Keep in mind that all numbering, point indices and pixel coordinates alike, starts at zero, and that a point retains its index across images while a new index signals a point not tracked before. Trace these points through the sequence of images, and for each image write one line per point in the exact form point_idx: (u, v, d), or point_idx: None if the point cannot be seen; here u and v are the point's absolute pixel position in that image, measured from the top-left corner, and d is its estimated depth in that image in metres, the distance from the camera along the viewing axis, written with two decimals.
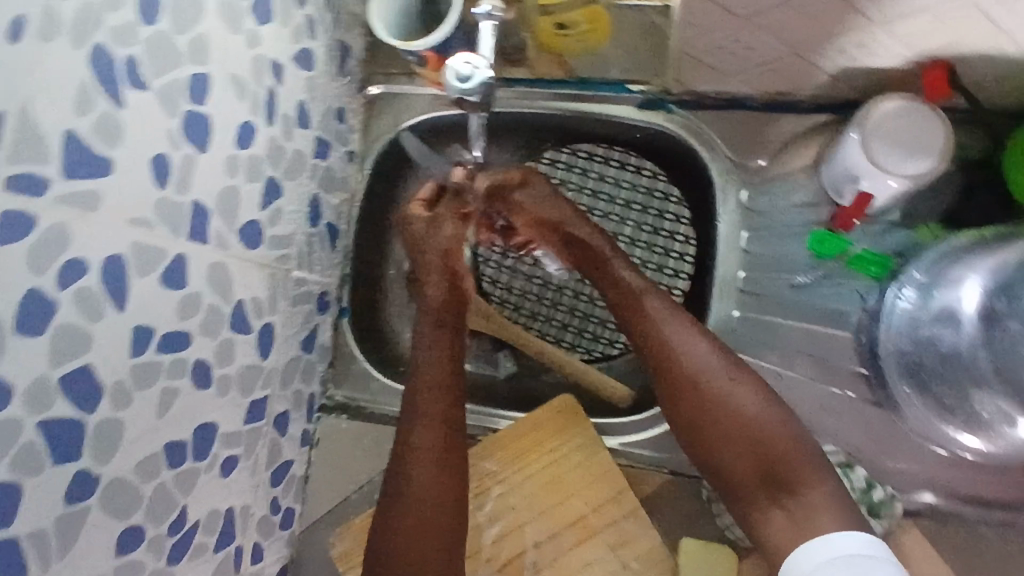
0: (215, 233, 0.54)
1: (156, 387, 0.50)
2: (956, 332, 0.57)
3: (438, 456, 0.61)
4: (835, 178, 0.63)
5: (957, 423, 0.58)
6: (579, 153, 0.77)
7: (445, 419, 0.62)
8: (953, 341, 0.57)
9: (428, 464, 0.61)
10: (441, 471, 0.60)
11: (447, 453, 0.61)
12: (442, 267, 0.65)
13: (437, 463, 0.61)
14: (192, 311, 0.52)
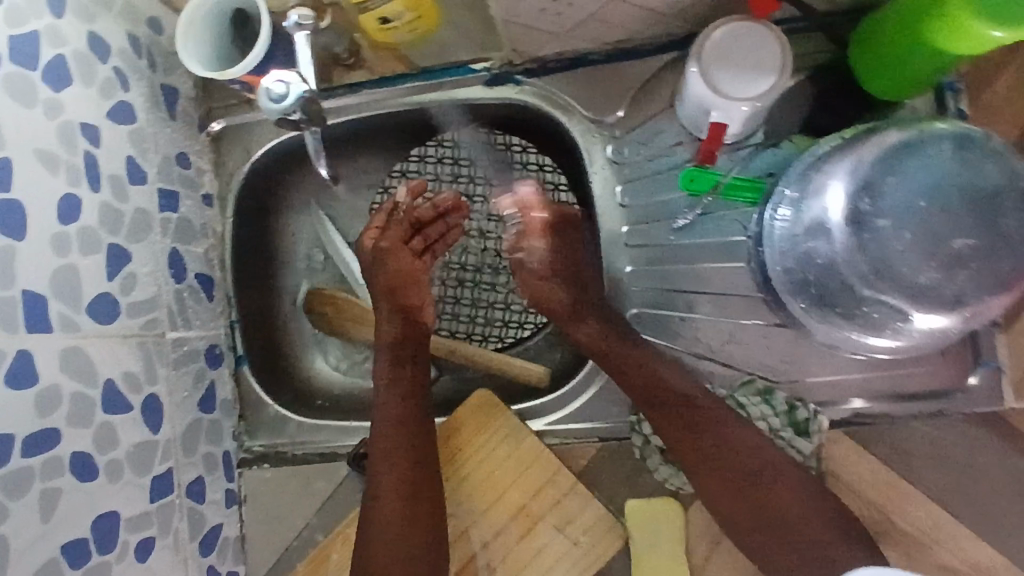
0: (60, 318, 0.51)
1: (31, 494, 0.47)
2: (829, 241, 0.54)
3: (406, 492, 0.59)
4: (692, 114, 0.63)
5: (852, 325, 0.56)
6: (446, 143, 0.75)
7: (411, 454, 0.61)
8: (827, 250, 0.54)
9: (397, 502, 0.59)
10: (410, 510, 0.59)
11: (416, 489, 0.60)
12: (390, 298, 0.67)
13: (406, 499, 0.59)
14: (54, 405, 0.49)
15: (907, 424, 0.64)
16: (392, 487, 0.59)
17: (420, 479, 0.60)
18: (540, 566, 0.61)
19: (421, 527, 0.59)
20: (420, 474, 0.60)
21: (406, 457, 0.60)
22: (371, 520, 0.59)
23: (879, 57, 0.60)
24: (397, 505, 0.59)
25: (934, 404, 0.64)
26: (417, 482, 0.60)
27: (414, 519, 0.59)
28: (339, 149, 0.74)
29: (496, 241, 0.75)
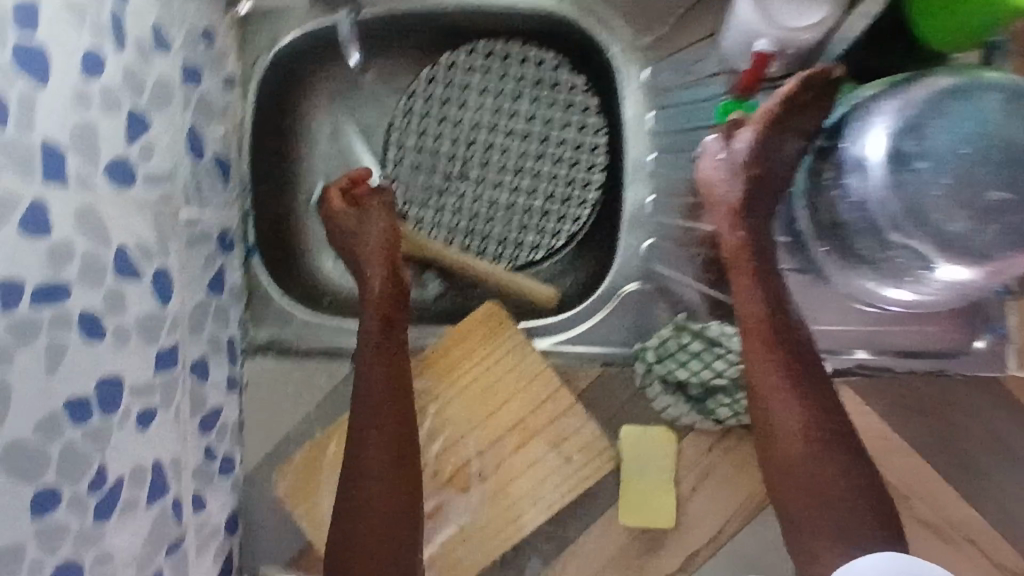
0: (77, 176, 0.50)
1: (39, 344, 0.47)
2: (863, 179, 0.53)
3: (391, 454, 0.60)
4: (733, 48, 0.60)
5: (873, 274, 0.58)
6: (478, 52, 0.73)
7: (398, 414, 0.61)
8: (860, 188, 0.54)
9: (383, 461, 0.59)
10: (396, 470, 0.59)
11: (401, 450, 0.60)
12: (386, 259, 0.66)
13: (391, 458, 0.59)
14: (66, 262, 0.49)
15: (903, 380, 0.65)
16: (378, 447, 0.59)
17: (405, 439, 0.60)
18: (530, 479, 0.63)
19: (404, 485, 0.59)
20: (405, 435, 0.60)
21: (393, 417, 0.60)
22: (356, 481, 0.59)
23: (944, 21, 0.58)
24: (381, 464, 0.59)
25: (935, 363, 0.64)
26: (404, 447, 0.60)
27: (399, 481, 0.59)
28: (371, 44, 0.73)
29: (518, 160, 0.74)
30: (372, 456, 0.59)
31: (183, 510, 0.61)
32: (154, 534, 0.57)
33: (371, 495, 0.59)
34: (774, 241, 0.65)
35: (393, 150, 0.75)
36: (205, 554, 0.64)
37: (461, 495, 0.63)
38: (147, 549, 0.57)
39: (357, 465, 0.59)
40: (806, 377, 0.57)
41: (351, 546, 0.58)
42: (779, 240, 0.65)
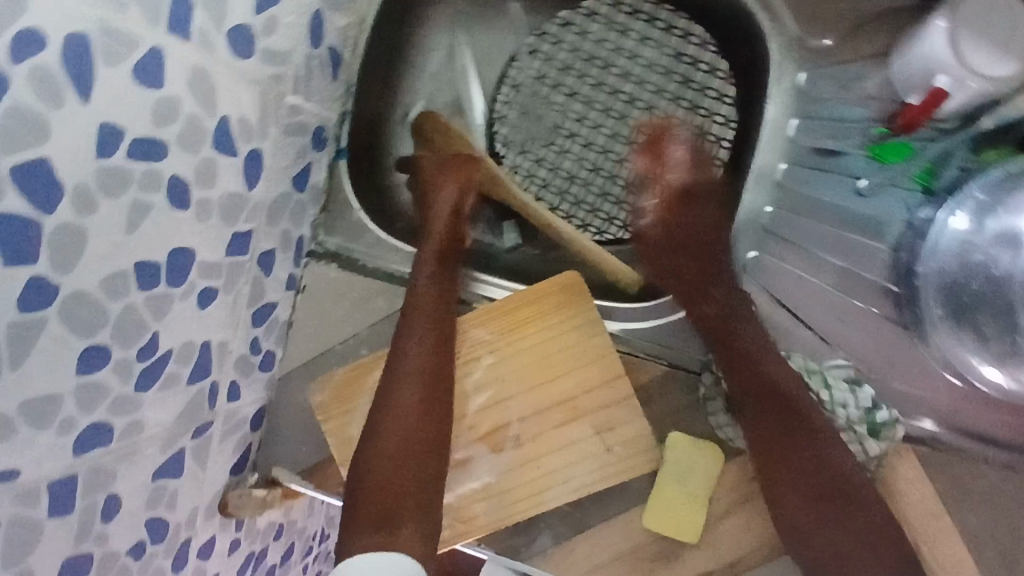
0: (200, 32, 0.47)
1: (125, 199, 0.44)
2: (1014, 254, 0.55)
3: (425, 388, 0.59)
4: (907, 73, 0.56)
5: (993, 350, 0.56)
6: (623, 8, 0.70)
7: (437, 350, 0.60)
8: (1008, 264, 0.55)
9: (416, 394, 0.59)
10: (427, 403, 0.59)
11: (434, 388, 0.59)
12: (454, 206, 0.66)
13: (425, 393, 0.59)
14: (170, 119, 0.46)
15: (982, 470, 0.60)
16: (414, 378, 0.59)
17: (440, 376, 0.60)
18: (565, 457, 0.61)
19: (433, 423, 0.58)
20: (441, 371, 0.60)
21: (433, 351, 0.60)
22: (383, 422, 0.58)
23: None
24: (415, 396, 0.58)
25: (1007, 456, 0.60)
26: (437, 392, 0.59)
27: (428, 419, 0.58)
28: None
29: (632, 131, 0.70)
30: (408, 384, 0.59)
31: (218, 397, 0.60)
32: (187, 413, 0.56)
33: (397, 430, 0.58)
34: (879, 286, 0.61)
35: (508, 87, 0.71)
36: (227, 444, 0.63)
37: (493, 454, 0.61)
38: (177, 427, 0.55)
39: (390, 395, 0.59)
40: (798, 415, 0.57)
41: (374, 478, 0.56)
42: (886, 287, 0.61)
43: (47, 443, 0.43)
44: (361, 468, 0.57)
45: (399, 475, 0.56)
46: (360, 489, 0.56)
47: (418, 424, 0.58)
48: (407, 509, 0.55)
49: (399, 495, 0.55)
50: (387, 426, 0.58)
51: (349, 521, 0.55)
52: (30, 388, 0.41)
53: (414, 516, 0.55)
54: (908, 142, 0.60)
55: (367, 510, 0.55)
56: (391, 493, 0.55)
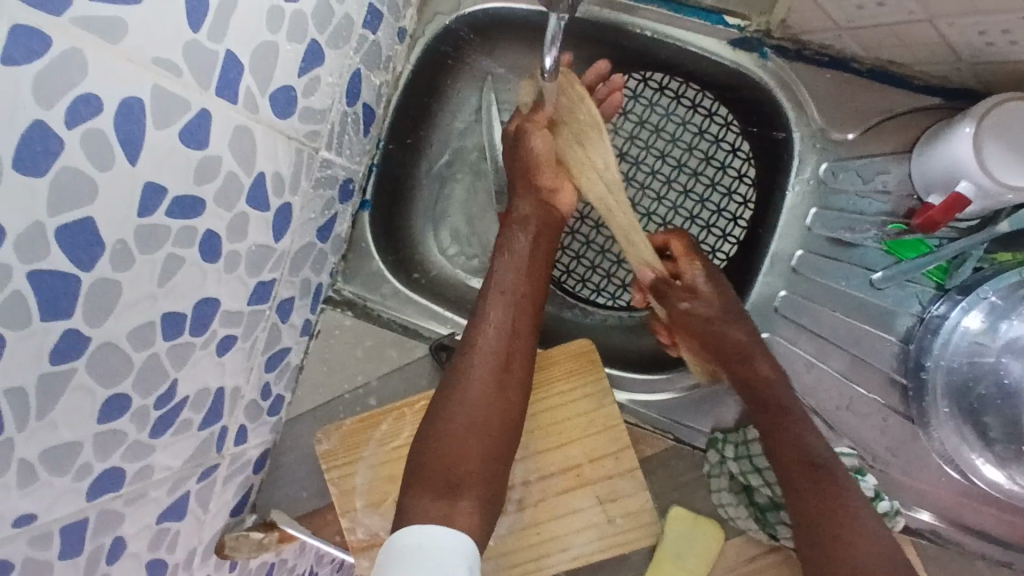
0: (246, 94, 0.48)
1: (161, 253, 0.45)
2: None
3: (498, 367, 0.59)
4: (930, 175, 0.58)
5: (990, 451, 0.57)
6: (650, 83, 0.70)
7: (513, 328, 0.60)
8: (1018, 373, 0.58)
9: (490, 370, 0.58)
10: (503, 377, 0.58)
11: (508, 367, 0.59)
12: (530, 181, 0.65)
13: (497, 370, 0.58)
14: (210, 177, 0.47)
15: (976, 566, 0.60)
16: (488, 353, 0.59)
17: (514, 357, 0.59)
18: (567, 524, 0.61)
19: (506, 402, 0.58)
20: (515, 353, 0.59)
21: (507, 330, 0.60)
22: (450, 394, 0.58)
23: None
24: (489, 374, 0.58)
25: (1006, 556, 0.60)
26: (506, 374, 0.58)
27: (500, 396, 0.58)
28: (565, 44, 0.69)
29: (650, 203, 0.71)
30: (481, 358, 0.59)
31: (226, 440, 0.60)
32: (196, 457, 0.56)
33: (466, 411, 0.57)
34: (888, 378, 0.61)
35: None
36: (230, 486, 0.63)
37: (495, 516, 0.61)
38: (185, 470, 0.55)
39: (464, 364, 0.59)
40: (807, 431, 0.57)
41: (438, 442, 0.56)
42: (894, 379, 0.61)
43: (62, 487, 0.44)
44: (428, 430, 0.57)
45: (466, 447, 0.56)
46: (425, 448, 0.56)
47: (483, 409, 0.57)
48: (472, 485, 0.55)
49: (465, 468, 0.55)
50: (462, 394, 0.58)
51: (408, 486, 0.55)
52: (52, 435, 0.42)
53: (475, 490, 0.55)
54: (924, 238, 0.60)
55: (432, 479, 0.55)
56: (455, 464, 0.55)
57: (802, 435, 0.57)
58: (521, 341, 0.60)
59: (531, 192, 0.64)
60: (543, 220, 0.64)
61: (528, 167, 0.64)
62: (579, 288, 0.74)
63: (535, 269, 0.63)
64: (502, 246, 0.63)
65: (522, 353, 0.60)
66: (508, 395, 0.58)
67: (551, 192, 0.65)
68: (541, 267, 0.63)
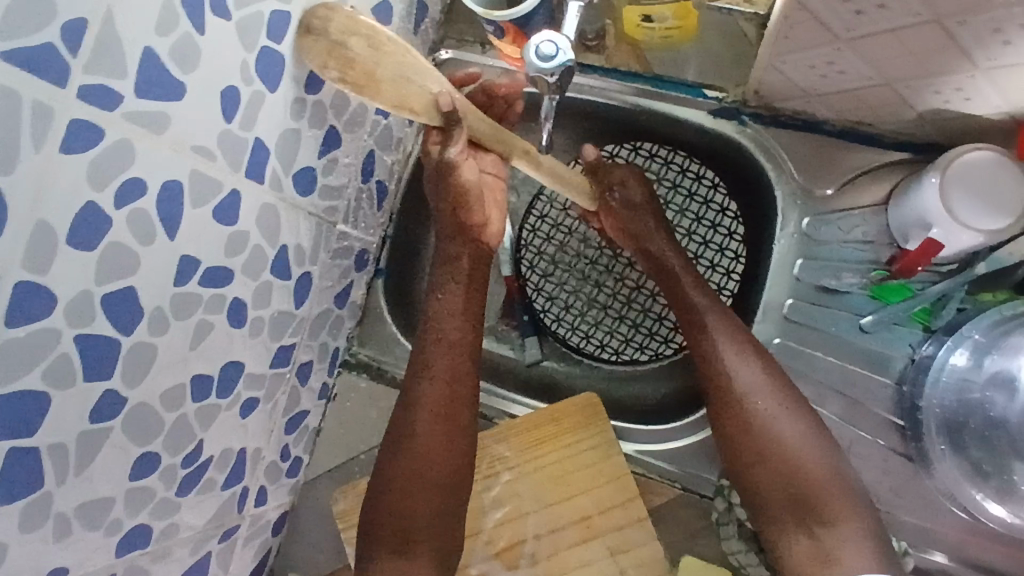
0: (271, 174, 0.53)
1: (192, 318, 0.49)
2: (1008, 399, 0.59)
3: (442, 415, 0.61)
4: (904, 223, 0.62)
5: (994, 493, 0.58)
6: (640, 151, 0.76)
7: (452, 375, 0.62)
8: (1003, 408, 0.59)
9: (433, 421, 0.61)
10: (447, 426, 0.61)
11: (450, 416, 0.62)
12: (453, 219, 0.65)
13: (442, 420, 0.61)
14: (238, 250, 0.51)
15: None
16: (430, 405, 0.62)
17: (458, 400, 0.62)
18: None
19: (455, 455, 0.61)
20: (457, 401, 0.62)
21: (448, 378, 0.62)
22: (402, 438, 0.61)
23: None
24: (434, 426, 0.61)
25: None
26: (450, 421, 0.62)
27: (447, 451, 0.61)
28: (559, 119, 0.75)
29: None
30: (422, 407, 0.61)
31: (247, 501, 0.62)
32: (217, 518, 0.58)
33: (413, 458, 0.60)
34: (886, 420, 0.64)
35: (549, 225, 0.79)
36: (249, 548, 0.65)
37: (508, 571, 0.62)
38: (208, 530, 0.58)
39: (407, 413, 0.62)
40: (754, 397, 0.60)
41: (393, 493, 0.60)
42: (892, 421, 0.63)
43: (94, 542, 0.47)
44: (383, 489, 0.60)
45: (417, 503, 0.59)
46: (382, 496, 0.60)
47: (433, 456, 0.60)
48: (422, 538, 0.59)
49: (417, 522, 0.59)
50: (406, 441, 0.61)
51: (368, 534, 0.60)
52: (89, 491, 0.45)
53: (430, 544, 0.59)
54: (907, 283, 0.63)
55: (386, 536, 0.60)
56: (408, 517, 0.59)
57: (744, 417, 0.60)
58: (463, 386, 0.63)
59: (460, 233, 0.66)
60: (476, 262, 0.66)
61: (458, 199, 0.64)
62: (583, 344, 0.77)
63: (471, 313, 0.64)
64: (434, 288, 0.65)
65: (464, 399, 0.62)
66: (455, 443, 0.61)
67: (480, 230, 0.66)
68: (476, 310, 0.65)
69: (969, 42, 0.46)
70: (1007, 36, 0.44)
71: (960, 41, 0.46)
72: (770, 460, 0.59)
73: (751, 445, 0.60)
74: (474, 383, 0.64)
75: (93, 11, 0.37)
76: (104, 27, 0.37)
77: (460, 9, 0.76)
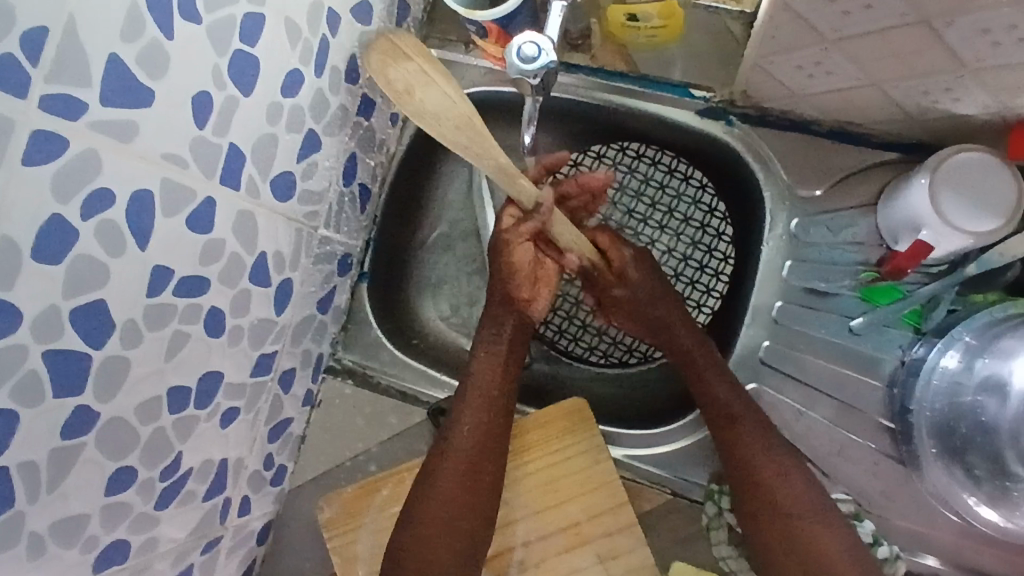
0: (248, 180, 0.52)
1: (167, 329, 0.48)
2: (1001, 404, 0.56)
3: (470, 473, 0.61)
4: (893, 224, 0.61)
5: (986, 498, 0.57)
6: (628, 151, 0.75)
7: (484, 435, 0.62)
8: (995, 413, 0.56)
9: (460, 477, 0.61)
10: (471, 485, 0.60)
11: (477, 472, 0.61)
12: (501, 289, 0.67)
13: (468, 477, 0.60)
14: (214, 258, 0.50)
15: None
16: (460, 460, 0.61)
17: (485, 462, 0.61)
18: None
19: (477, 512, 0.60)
20: (486, 457, 0.61)
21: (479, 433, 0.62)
22: (425, 491, 0.61)
23: None
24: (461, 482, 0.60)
25: None
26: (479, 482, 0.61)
27: (470, 505, 0.60)
28: (545, 119, 0.74)
29: None
30: (450, 467, 0.61)
31: (230, 512, 0.61)
32: (200, 529, 0.57)
33: (438, 514, 0.60)
34: (877, 423, 0.63)
35: None
36: (233, 558, 0.64)
37: None
38: (189, 542, 0.56)
39: (435, 474, 0.61)
40: (787, 471, 0.59)
41: (413, 548, 0.59)
42: (883, 423, 0.63)
43: (70, 560, 0.45)
44: (404, 534, 0.59)
45: (437, 552, 0.59)
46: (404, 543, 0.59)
47: (458, 509, 0.60)
48: None
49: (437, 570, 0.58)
50: (432, 496, 0.60)
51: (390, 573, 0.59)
52: (63, 508, 0.44)
53: None
54: (897, 285, 0.63)
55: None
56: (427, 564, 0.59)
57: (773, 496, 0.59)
58: (495, 448, 0.62)
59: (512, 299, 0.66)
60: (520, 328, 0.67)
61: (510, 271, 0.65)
62: (571, 347, 0.76)
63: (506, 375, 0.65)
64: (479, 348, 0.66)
65: (493, 459, 0.61)
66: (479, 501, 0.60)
67: (527, 301, 0.67)
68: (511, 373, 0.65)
69: (958, 42, 0.45)
70: (997, 36, 0.43)
71: (948, 42, 0.45)
72: (796, 536, 0.58)
73: (778, 525, 0.58)
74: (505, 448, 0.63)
75: (52, 17, 0.35)
76: (66, 35, 0.36)
77: (442, 8, 0.74)
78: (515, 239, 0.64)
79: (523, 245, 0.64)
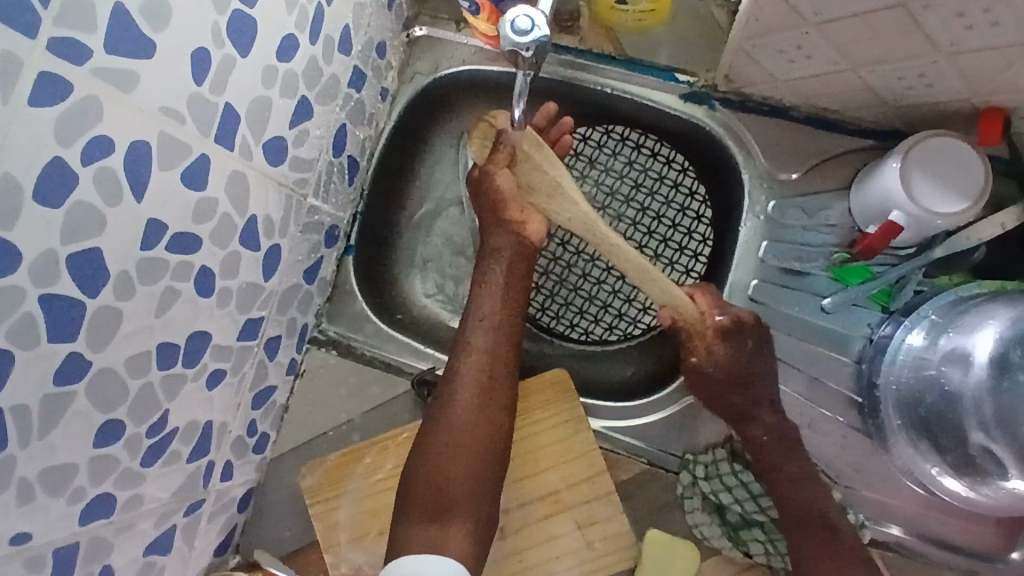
0: (241, 142, 0.52)
1: (158, 285, 0.48)
2: (964, 373, 0.58)
3: (479, 392, 0.61)
4: (865, 208, 0.64)
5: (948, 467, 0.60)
6: (612, 134, 0.76)
7: (491, 356, 0.63)
8: (958, 382, 0.58)
9: (471, 398, 0.61)
10: (482, 406, 0.60)
11: (488, 390, 0.61)
12: (492, 218, 0.66)
13: (481, 398, 0.61)
14: (206, 217, 0.50)
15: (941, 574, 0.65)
16: (471, 382, 0.61)
17: (496, 380, 0.62)
18: (548, 552, 0.62)
19: (490, 430, 0.60)
20: (497, 378, 0.62)
21: (487, 356, 0.62)
22: (438, 415, 0.61)
23: None
24: (474, 403, 0.60)
25: (971, 566, 0.64)
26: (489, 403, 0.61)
27: (484, 422, 0.60)
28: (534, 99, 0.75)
29: None
30: (460, 389, 0.61)
31: (212, 476, 0.61)
32: (183, 491, 0.57)
33: (451, 437, 0.60)
34: (846, 398, 0.66)
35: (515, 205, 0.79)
36: (215, 524, 0.64)
37: None
38: (173, 503, 0.56)
39: (445, 399, 0.61)
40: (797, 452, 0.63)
41: (429, 470, 0.59)
42: (851, 398, 0.66)
43: (57, 511, 0.45)
44: (420, 456, 0.60)
45: (452, 471, 0.59)
46: (418, 474, 0.59)
47: (470, 430, 0.60)
48: (457, 508, 0.58)
49: (454, 494, 0.58)
50: (444, 420, 0.60)
51: (404, 506, 0.59)
52: (51, 457, 0.44)
53: (465, 515, 0.58)
54: (867, 265, 0.65)
55: (421, 506, 0.58)
56: (443, 490, 0.58)
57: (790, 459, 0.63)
58: (503, 366, 0.63)
59: (504, 226, 0.66)
60: (517, 254, 0.66)
61: (495, 203, 0.65)
62: (553, 324, 0.78)
63: (510, 299, 0.65)
64: (479, 278, 0.66)
65: (503, 377, 0.62)
66: (493, 422, 0.60)
67: (520, 226, 0.66)
68: (516, 297, 0.65)
69: (932, 27, 0.48)
70: (970, 21, 0.46)
71: (924, 26, 0.48)
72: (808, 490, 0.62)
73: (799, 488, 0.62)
74: (512, 366, 0.63)
75: None
76: None
77: None
78: (497, 167, 0.64)
79: (502, 173, 0.64)
